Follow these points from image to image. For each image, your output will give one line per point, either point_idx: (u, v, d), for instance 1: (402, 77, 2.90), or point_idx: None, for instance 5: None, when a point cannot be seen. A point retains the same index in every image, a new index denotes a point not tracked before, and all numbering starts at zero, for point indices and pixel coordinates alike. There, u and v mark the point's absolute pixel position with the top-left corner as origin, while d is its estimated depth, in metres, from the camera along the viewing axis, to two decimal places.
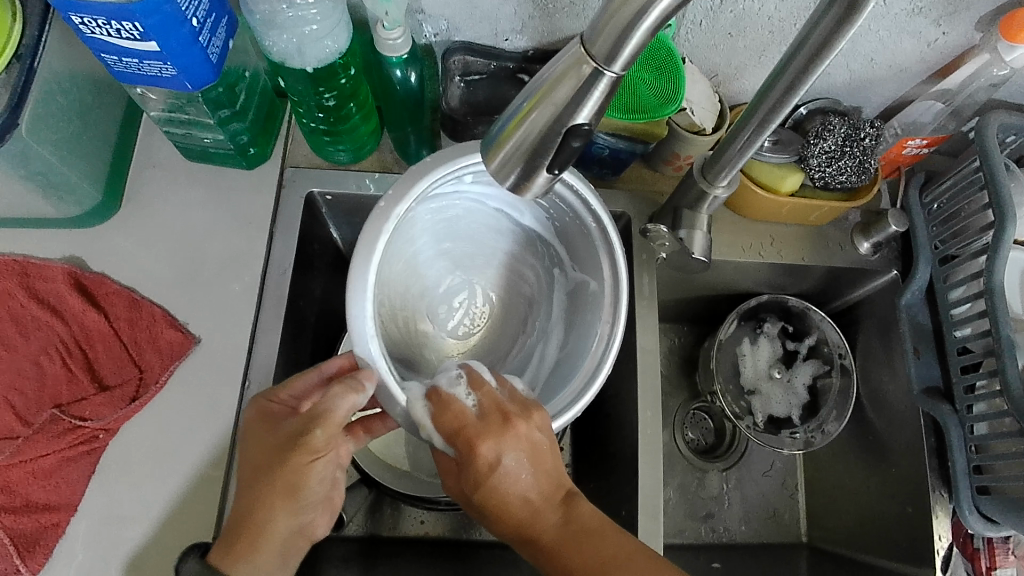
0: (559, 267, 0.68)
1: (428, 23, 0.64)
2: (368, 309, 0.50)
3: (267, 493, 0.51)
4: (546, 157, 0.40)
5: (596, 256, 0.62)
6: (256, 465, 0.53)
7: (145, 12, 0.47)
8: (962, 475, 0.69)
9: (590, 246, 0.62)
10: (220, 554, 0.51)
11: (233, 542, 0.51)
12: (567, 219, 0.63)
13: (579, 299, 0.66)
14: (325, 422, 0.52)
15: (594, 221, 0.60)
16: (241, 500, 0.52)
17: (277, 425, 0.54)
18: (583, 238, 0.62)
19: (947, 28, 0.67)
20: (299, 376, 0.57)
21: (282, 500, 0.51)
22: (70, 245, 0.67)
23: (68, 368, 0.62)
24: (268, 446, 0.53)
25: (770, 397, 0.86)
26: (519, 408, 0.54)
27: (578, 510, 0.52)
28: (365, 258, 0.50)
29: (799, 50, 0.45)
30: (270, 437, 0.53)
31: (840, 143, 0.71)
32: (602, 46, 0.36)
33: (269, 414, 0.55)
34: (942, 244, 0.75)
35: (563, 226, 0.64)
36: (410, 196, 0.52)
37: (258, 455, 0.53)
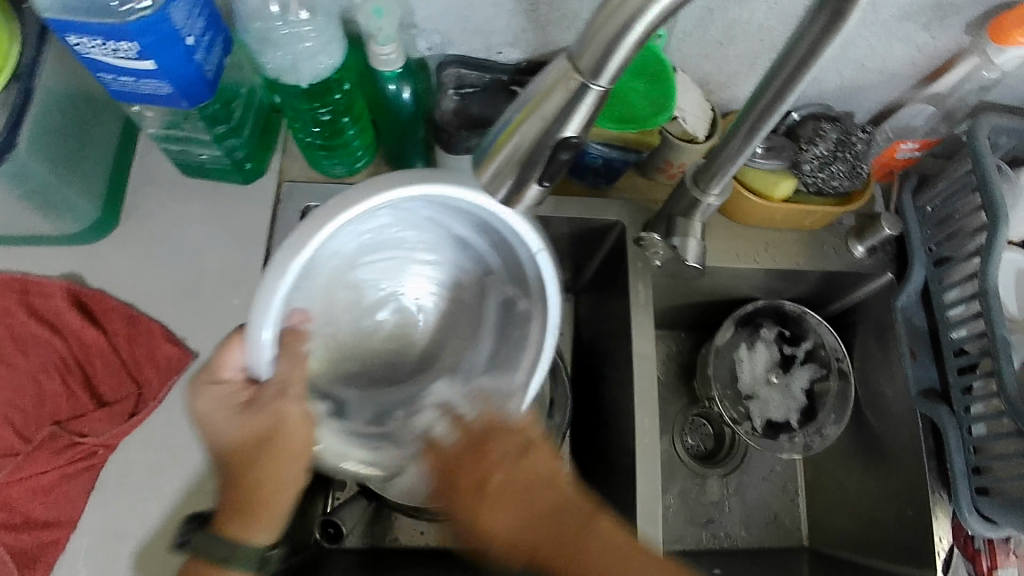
0: (495, 277, 0.64)
1: (422, 38, 0.65)
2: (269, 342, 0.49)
3: (267, 466, 0.52)
4: (537, 170, 0.42)
5: (529, 284, 0.60)
6: (238, 444, 0.52)
7: (141, 32, 0.48)
8: (962, 477, 0.70)
9: (524, 275, 0.60)
10: (236, 526, 0.53)
11: (249, 512, 0.53)
12: (510, 252, 0.59)
13: (513, 317, 0.64)
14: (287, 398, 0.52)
15: (533, 265, 0.58)
16: (245, 476, 0.53)
17: (237, 404, 0.52)
18: (516, 266, 0.60)
19: (935, 33, 0.68)
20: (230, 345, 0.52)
21: (291, 469, 0.53)
22: (69, 262, 0.67)
23: (68, 385, 0.63)
24: (246, 422, 0.51)
25: (769, 402, 0.86)
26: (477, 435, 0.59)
27: (582, 525, 0.54)
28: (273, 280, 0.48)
29: (787, 60, 0.46)
30: (236, 416, 0.52)
31: (832, 149, 0.73)
32: (589, 60, 0.38)
33: (221, 394, 0.52)
34: (936, 247, 0.77)
35: (495, 246, 0.60)
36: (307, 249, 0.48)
37: (239, 438, 0.52)
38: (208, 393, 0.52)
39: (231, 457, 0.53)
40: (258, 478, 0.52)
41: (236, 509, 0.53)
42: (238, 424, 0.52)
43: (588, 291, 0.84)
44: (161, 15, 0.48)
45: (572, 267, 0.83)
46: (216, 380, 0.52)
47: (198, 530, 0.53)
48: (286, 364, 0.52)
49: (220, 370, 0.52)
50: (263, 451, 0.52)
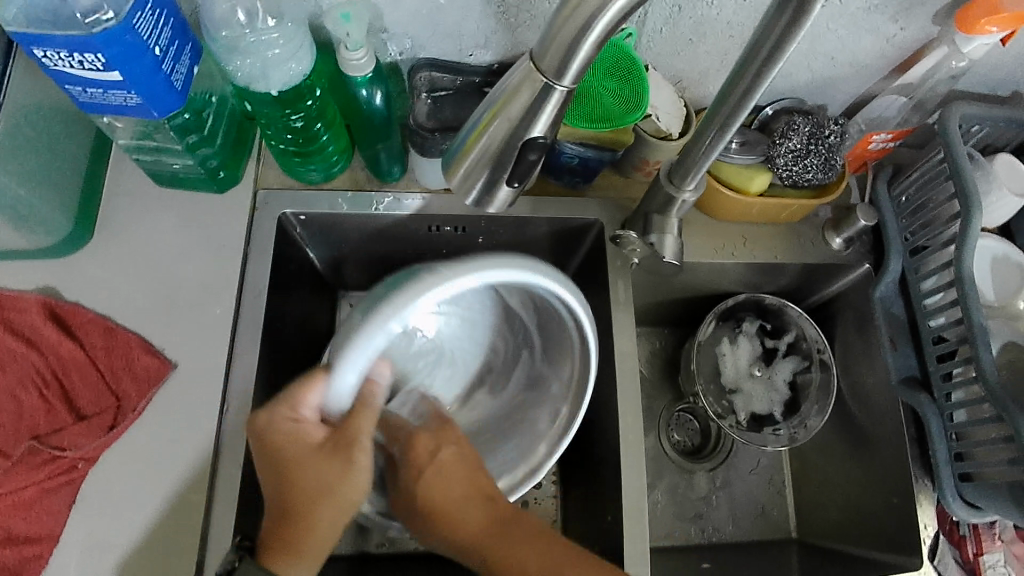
0: (529, 348, 0.70)
1: (393, 42, 0.64)
2: (351, 375, 0.52)
3: (320, 508, 0.51)
4: (507, 170, 0.44)
5: (569, 362, 0.66)
6: (298, 480, 0.51)
7: (107, 43, 0.47)
8: (945, 464, 0.71)
9: (568, 352, 0.66)
10: (279, 565, 0.50)
11: (290, 545, 0.51)
12: (561, 327, 0.65)
13: (540, 387, 0.69)
14: (360, 438, 0.53)
15: (578, 336, 0.63)
16: (284, 499, 0.52)
17: (314, 443, 0.52)
18: (563, 344, 0.66)
19: (903, 24, 0.69)
20: (313, 383, 0.53)
21: (343, 514, 0.52)
22: (44, 276, 0.66)
23: (46, 399, 0.62)
24: (318, 463, 0.51)
25: (752, 395, 0.86)
26: (434, 440, 0.60)
27: (530, 522, 0.55)
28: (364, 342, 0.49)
29: (753, 56, 0.46)
30: (310, 455, 0.52)
31: (806, 142, 0.72)
32: (550, 62, 0.39)
33: (298, 433, 0.53)
34: (912, 236, 0.78)
35: (546, 324, 0.66)
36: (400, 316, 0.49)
37: (303, 476, 0.51)
38: (281, 426, 0.53)
39: (284, 488, 0.52)
40: (305, 502, 0.51)
41: (281, 546, 0.51)
42: (308, 462, 0.52)
43: None
44: (126, 25, 0.47)
45: None
46: (295, 418, 0.53)
47: (236, 561, 0.50)
48: (362, 410, 0.53)
49: (299, 406, 0.53)
50: (321, 493, 0.51)
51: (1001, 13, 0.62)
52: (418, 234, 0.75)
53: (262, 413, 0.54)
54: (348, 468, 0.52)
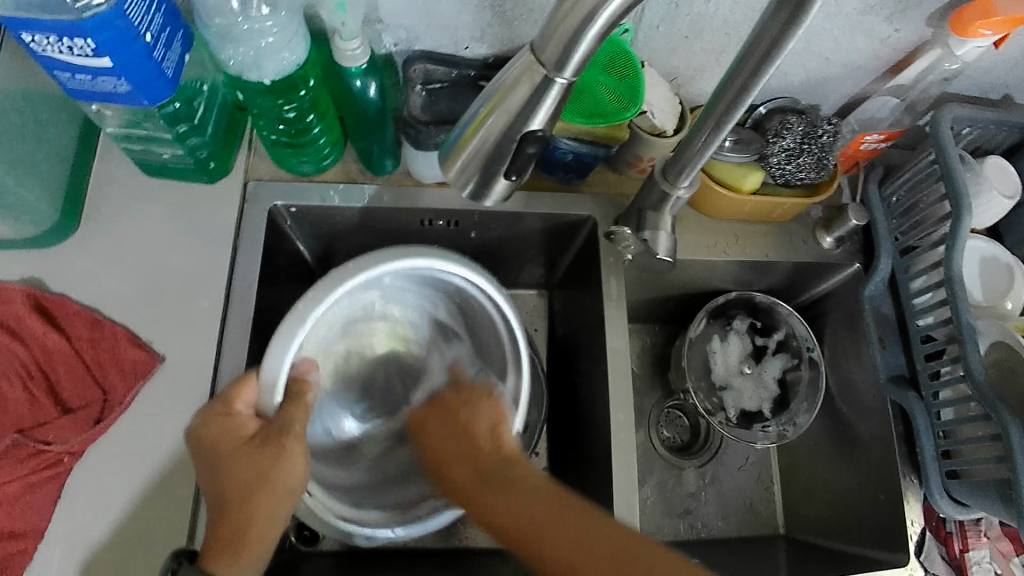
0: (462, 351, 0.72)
1: (387, 33, 0.64)
2: (286, 354, 0.56)
3: (258, 497, 0.51)
4: (503, 164, 0.44)
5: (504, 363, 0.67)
6: (229, 477, 0.51)
7: (97, 29, 0.46)
8: (931, 460, 0.72)
9: (503, 350, 0.67)
10: (216, 561, 0.49)
11: (226, 544, 0.50)
12: (484, 313, 0.67)
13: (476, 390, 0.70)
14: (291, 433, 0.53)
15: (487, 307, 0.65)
16: (215, 499, 0.52)
17: (244, 436, 0.53)
18: (495, 340, 0.68)
19: (898, 26, 0.69)
20: (245, 385, 0.55)
21: (282, 501, 0.52)
22: (28, 267, 0.65)
23: (30, 392, 0.61)
24: (246, 453, 0.52)
25: (742, 392, 0.87)
26: (426, 411, 0.66)
27: (505, 472, 0.55)
28: (293, 327, 0.57)
29: (750, 53, 0.46)
30: (238, 449, 0.52)
31: (798, 141, 0.72)
32: (552, 53, 0.38)
33: (230, 427, 0.53)
34: (902, 236, 0.78)
35: (471, 316, 0.69)
36: (326, 300, 0.58)
37: (235, 473, 0.51)
38: (215, 423, 0.53)
39: (223, 489, 0.51)
40: (244, 498, 0.51)
41: (222, 543, 0.50)
42: (240, 456, 0.52)
43: (562, 286, 0.84)
44: (118, 10, 0.46)
45: (545, 263, 0.83)
46: (227, 414, 0.54)
47: (176, 566, 0.49)
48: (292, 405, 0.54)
49: (233, 403, 0.54)
50: (253, 484, 0.51)
51: (994, 17, 0.62)
52: (410, 229, 0.75)
53: (198, 415, 0.55)
54: (276, 453, 0.52)
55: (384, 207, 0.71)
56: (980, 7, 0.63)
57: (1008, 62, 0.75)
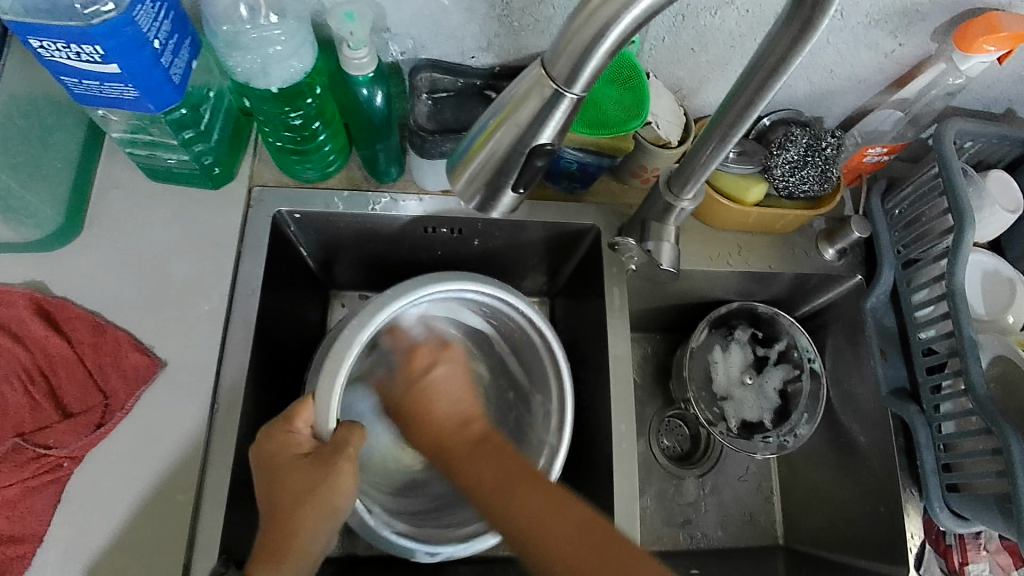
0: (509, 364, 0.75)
1: (394, 42, 0.64)
2: (339, 379, 0.60)
3: (306, 510, 0.53)
4: (512, 176, 0.44)
5: (546, 376, 0.69)
6: (283, 491, 0.54)
7: (106, 35, 0.46)
8: (932, 473, 0.71)
9: (541, 362, 0.70)
10: (260, 568, 0.51)
11: (272, 554, 0.51)
12: (520, 329, 0.70)
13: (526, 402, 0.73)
14: (348, 454, 0.56)
15: (541, 338, 0.68)
16: (269, 512, 0.54)
17: (300, 452, 0.56)
18: (534, 354, 0.70)
19: (902, 40, 0.69)
20: (305, 404, 0.58)
21: (328, 519, 0.53)
22: (31, 270, 0.65)
23: (31, 396, 0.61)
24: (304, 469, 0.55)
25: (744, 402, 0.87)
26: (433, 355, 0.65)
27: (502, 444, 0.58)
28: (344, 349, 0.60)
29: (756, 69, 0.46)
30: (295, 462, 0.55)
31: (802, 153, 0.72)
32: (562, 68, 0.38)
33: (289, 443, 0.56)
34: (904, 249, 0.78)
35: (511, 334, 0.72)
36: (370, 325, 0.62)
37: (288, 486, 0.54)
38: (275, 439, 0.56)
39: (275, 500, 0.54)
40: (294, 514, 0.53)
41: (268, 551, 0.52)
42: (297, 469, 0.54)
43: (564, 294, 0.84)
44: (126, 17, 0.47)
45: (547, 272, 0.83)
46: (289, 430, 0.57)
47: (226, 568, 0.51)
48: (346, 431, 0.57)
49: (294, 421, 0.57)
50: (306, 496, 0.53)
51: (999, 33, 0.63)
52: (414, 236, 0.75)
53: (261, 429, 0.57)
54: (332, 473, 0.54)
55: (388, 214, 0.71)
56: (986, 23, 0.63)
57: (1011, 77, 0.75)
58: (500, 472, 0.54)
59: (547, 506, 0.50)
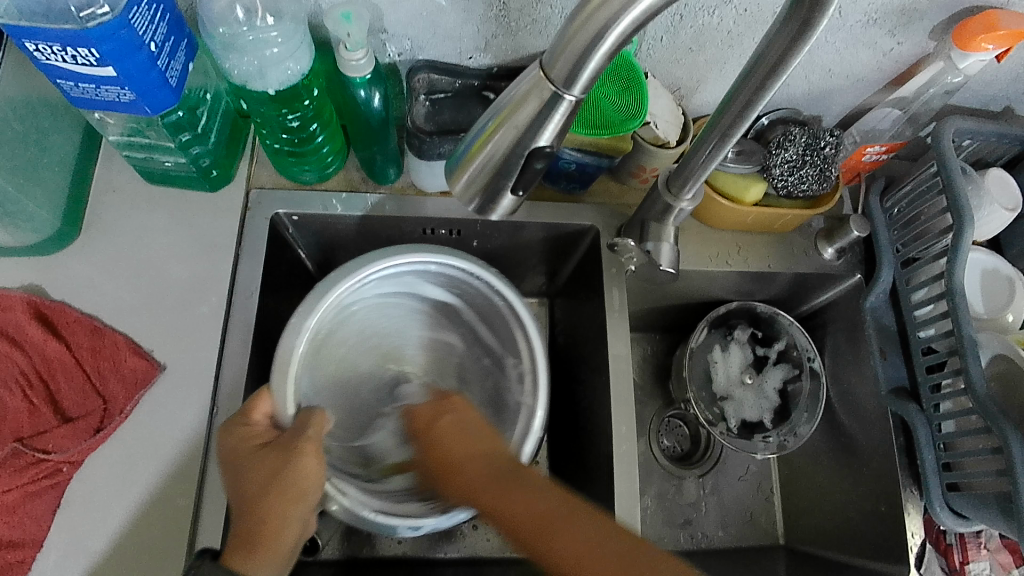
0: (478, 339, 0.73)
1: (391, 43, 0.64)
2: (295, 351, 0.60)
3: (269, 498, 0.52)
4: (510, 178, 0.44)
5: (512, 333, 0.68)
6: (245, 481, 0.53)
7: (101, 38, 0.46)
8: (933, 473, 0.71)
9: (503, 317, 0.69)
10: (239, 559, 0.50)
11: (247, 545, 0.50)
12: (479, 292, 0.69)
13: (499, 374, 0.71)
14: (304, 441, 0.54)
15: (502, 299, 0.68)
16: (237, 504, 0.53)
17: (258, 442, 0.55)
18: (497, 315, 0.69)
19: (901, 38, 0.69)
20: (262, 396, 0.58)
21: (293, 504, 0.52)
22: (29, 274, 0.64)
23: (30, 401, 0.60)
24: (263, 456, 0.54)
25: (743, 402, 0.87)
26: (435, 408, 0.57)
27: (530, 479, 0.51)
28: (296, 328, 0.61)
29: (755, 69, 0.46)
30: (254, 452, 0.54)
31: (801, 152, 0.72)
32: (560, 70, 0.38)
33: (247, 435, 0.56)
34: (903, 247, 0.78)
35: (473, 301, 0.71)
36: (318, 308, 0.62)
37: (249, 475, 0.53)
38: (234, 434, 0.56)
39: (241, 490, 0.53)
40: (256, 502, 0.52)
41: (241, 541, 0.51)
42: (255, 458, 0.54)
43: (564, 294, 0.84)
44: (122, 20, 0.46)
45: (546, 273, 0.83)
46: (246, 424, 0.57)
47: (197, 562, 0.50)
48: (302, 417, 0.56)
49: (251, 413, 0.57)
50: (266, 483, 0.52)
51: (997, 31, 0.62)
52: (412, 238, 0.75)
53: (223, 427, 0.58)
54: (286, 457, 0.53)
55: (386, 215, 0.71)
56: (984, 21, 0.63)
57: (1009, 75, 0.75)
58: (529, 511, 0.48)
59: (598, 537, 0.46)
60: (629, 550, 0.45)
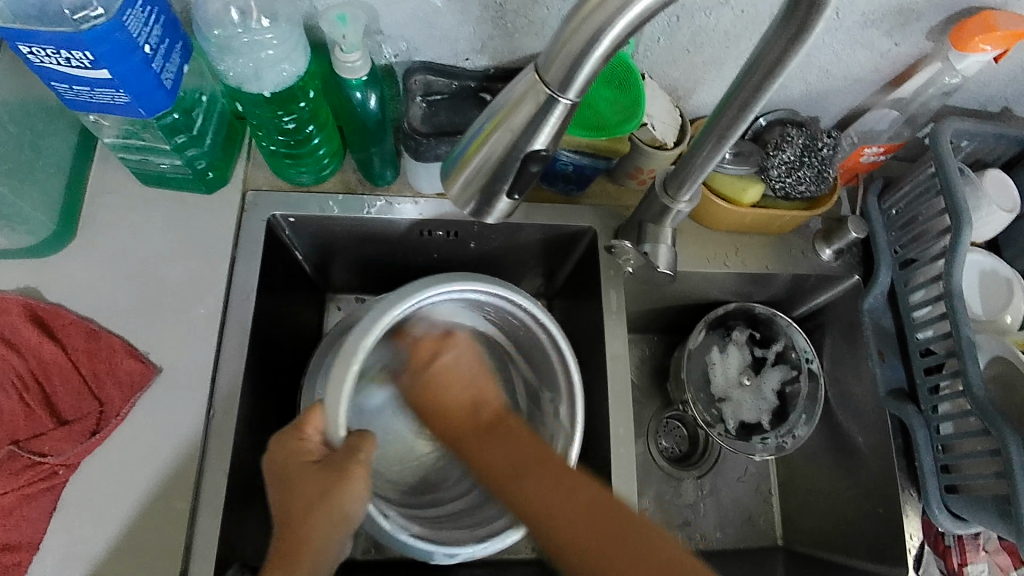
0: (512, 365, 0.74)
1: (388, 44, 0.64)
2: (349, 377, 0.59)
3: (317, 518, 0.53)
4: (506, 181, 0.44)
5: (551, 365, 0.68)
6: (295, 499, 0.54)
7: (95, 41, 0.46)
8: (930, 474, 0.71)
9: (543, 350, 0.69)
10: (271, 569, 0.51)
11: (285, 556, 0.52)
12: (520, 323, 0.70)
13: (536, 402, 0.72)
14: (358, 467, 0.55)
15: (544, 331, 0.68)
16: (282, 521, 0.54)
17: (311, 460, 0.56)
18: (536, 346, 0.70)
19: (898, 39, 0.69)
20: (314, 412, 0.57)
21: (341, 525, 0.53)
22: (24, 276, 0.64)
23: (26, 403, 0.60)
24: (312, 476, 0.54)
25: (742, 404, 0.86)
26: (438, 341, 0.63)
27: (514, 428, 0.58)
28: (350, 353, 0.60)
29: (751, 71, 0.46)
30: (305, 471, 0.55)
31: (799, 154, 0.73)
32: (555, 74, 0.38)
33: (300, 451, 0.56)
34: (901, 249, 0.78)
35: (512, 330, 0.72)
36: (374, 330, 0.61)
37: (301, 493, 0.54)
38: (286, 446, 0.56)
39: (290, 507, 0.54)
40: (304, 522, 0.53)
41: (279, 556, 0.52)
42: (308, 477, 0.54)
43: (561, 295, 0.84)
44: (116, 22, 0.46)
45: (544, 274, 0.83)
46: (300, 437, 0.57)
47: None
48: (355, 436, 0.57)
49: (305, 428, 0.57)
50: (318, 503, 0.53)
51: (995, 32, 0.62)
52: (409, 239, 0.74)
53: (274, 438, 0.57)
54: (340, 479, 0.54)
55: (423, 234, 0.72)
56: (982, 22, 0.63)
57: (1007, 76, 0.75)
58: (511, 455, 0.56)
59: (561, 485, 0.52)
60: (584, 484, 0.52)
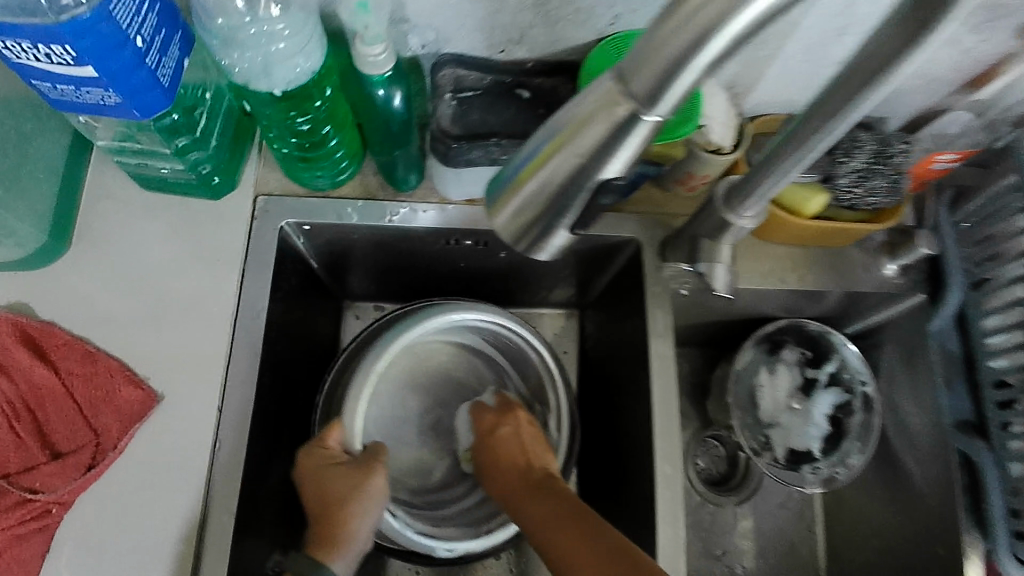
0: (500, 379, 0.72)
1: (415, 34, 0.56)
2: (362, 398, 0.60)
3: (350, 509, 0.53)
4: (567, 213, 0.36)
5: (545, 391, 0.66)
6: (328, 494, 0.54)
7: (77, 34, 0.40)
8: (1000, 519, 0.66)
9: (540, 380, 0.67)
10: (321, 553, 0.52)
11: (329, 540, 0.53)
12: (514, 347, 0.68)
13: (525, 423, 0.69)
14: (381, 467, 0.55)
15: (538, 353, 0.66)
16: (317, 516, 0.54)
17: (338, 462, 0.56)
18: (527, 365, 0.68)
19: (988, 34, 0.61)
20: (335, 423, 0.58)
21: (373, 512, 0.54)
22: (17, 290, 0.59)
23: (16, 433, 0.55)
24: (342, 472, 0.55)
25: (791, 429, 0.79)
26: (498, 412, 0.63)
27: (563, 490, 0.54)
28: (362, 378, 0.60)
29: (847, 78, 0.38)
30: (334, 470, 0.55)
31: (869, 161, 0.65)
32: (641, 83, 0.31)
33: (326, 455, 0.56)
34: (975, 267, 0.70)
35: (502, 347, 0.69)
36: (385, 355, 0.61)
37: (333, 489, 0.54)
38: (313, 453, 0.57)
39: (323, 502, 0.54)
40: (338, 513, 0.53)
41: (321, 542, 0.53)
42: (335, 475, 0.55)
43: (596, 307, 0.77)
44: (101, 12, 0.40)
45: (578, 283, 0.76)
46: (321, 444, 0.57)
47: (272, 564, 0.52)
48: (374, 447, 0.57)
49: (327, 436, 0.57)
50: (349, 498, 0.54)
51: None
52: (435, 248, 0.68)
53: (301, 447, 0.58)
54: (367, 477, 0.54)
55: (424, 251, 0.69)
56: None
57: None
58: (557, 518, 0.50)
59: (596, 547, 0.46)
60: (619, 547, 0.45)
